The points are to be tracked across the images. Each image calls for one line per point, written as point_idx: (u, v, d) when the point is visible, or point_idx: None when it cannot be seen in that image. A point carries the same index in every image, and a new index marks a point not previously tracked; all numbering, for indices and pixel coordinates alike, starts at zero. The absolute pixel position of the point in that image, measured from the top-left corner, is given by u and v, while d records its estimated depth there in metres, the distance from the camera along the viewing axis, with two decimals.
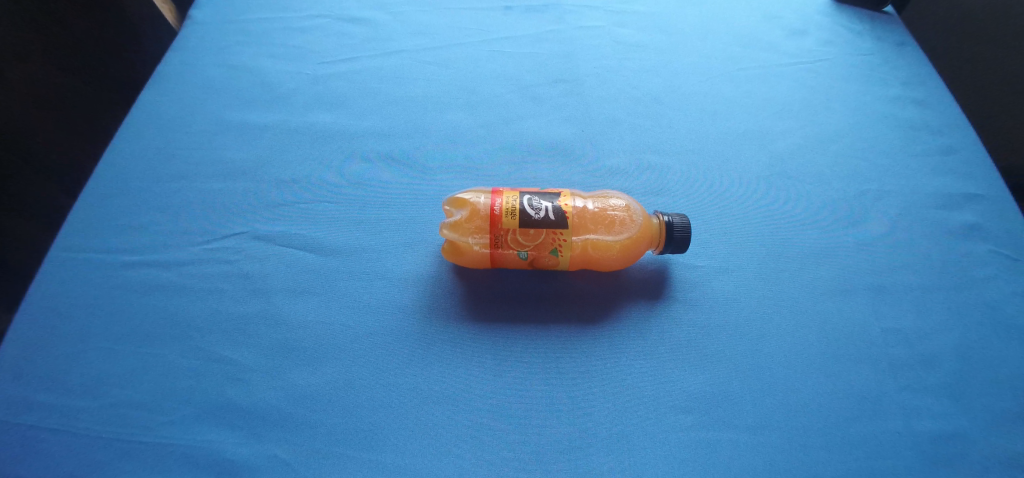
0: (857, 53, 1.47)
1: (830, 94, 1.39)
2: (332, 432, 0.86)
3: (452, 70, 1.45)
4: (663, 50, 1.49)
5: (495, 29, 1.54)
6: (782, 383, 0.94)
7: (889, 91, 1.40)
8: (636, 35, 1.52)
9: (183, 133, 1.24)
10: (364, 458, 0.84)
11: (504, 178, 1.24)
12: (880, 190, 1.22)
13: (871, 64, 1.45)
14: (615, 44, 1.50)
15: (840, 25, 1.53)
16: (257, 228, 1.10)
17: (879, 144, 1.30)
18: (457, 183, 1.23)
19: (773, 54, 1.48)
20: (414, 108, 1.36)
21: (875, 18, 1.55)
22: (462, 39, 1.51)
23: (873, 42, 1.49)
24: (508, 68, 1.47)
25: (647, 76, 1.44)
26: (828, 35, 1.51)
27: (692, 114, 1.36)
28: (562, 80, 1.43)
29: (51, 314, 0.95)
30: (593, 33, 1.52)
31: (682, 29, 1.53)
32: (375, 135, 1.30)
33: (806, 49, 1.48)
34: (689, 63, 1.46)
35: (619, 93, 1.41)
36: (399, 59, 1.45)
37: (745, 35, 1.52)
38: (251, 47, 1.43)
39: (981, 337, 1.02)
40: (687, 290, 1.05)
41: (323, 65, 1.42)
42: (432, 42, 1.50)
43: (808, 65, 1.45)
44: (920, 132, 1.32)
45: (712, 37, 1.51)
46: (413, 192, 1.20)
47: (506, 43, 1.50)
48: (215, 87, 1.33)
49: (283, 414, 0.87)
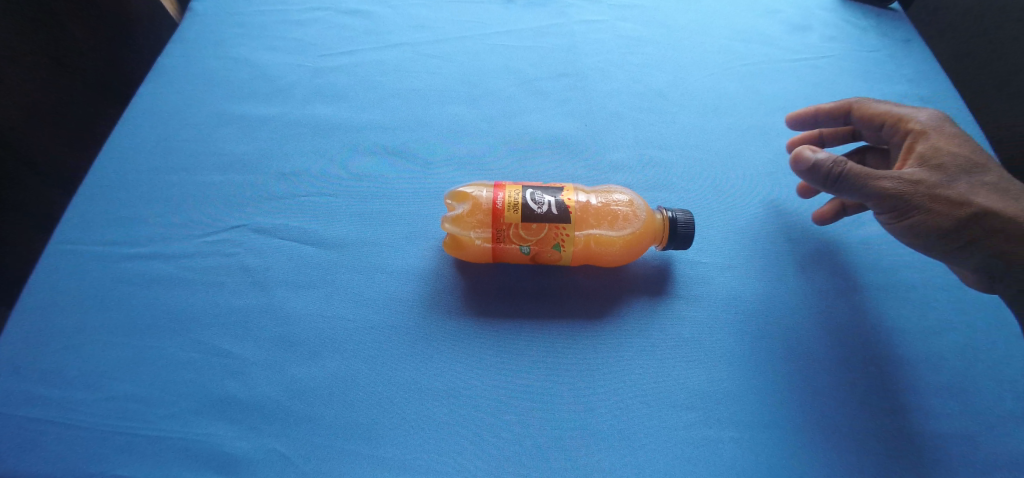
0: (862, 50, 1.45)
1: (834, 91, 1.38)
2: (331, 429, 0.86)
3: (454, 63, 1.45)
4: (666, 46, 1.48)
5: (497, 22, 1.53)
6: (783, 381, 0.94)
7: (894, 89, 1.38)
8: (638, 31, 1.51)
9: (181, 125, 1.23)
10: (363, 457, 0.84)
11: (507, 173, 1.24)
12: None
13: (877, 61, 1.44)
14: (616, 39, 1.49)
15: (845, 20, 1.51)
16: (259, 221, 1.10)
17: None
18: (457, 178, 1.23)
19: (776, 49, 1.46)
20: (414, 102, 1.36)
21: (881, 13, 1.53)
22: (465, 32, 1.51)
23: (878, 39, 1.48)
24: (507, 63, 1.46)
25: (649, 71, 1.44)
26: (832, 30, 1.50)
27: (696, 111, 1.36)
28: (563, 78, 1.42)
29: (51, 307, 0.95)
30: (595, 28, 1.51)
31: (685, 25, 1.51)
32: (376, 129, 1.29)
33: (810, 46, 1.47)
34: (691, 58, 1.45)
35: (621, 88, 1.40)
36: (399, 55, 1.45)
37: (748, 31, 1.50)
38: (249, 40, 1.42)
39: (985, 336, 1.01)
40: (690, 286, 1.05)
41: (324, 57, 1.41)
42: (434, 37, 1.50)
43: (812, 62, 1.44)
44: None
45: (716, 34, 1.50)
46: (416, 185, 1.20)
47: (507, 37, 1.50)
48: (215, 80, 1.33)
49: (283, 409, 0.88)
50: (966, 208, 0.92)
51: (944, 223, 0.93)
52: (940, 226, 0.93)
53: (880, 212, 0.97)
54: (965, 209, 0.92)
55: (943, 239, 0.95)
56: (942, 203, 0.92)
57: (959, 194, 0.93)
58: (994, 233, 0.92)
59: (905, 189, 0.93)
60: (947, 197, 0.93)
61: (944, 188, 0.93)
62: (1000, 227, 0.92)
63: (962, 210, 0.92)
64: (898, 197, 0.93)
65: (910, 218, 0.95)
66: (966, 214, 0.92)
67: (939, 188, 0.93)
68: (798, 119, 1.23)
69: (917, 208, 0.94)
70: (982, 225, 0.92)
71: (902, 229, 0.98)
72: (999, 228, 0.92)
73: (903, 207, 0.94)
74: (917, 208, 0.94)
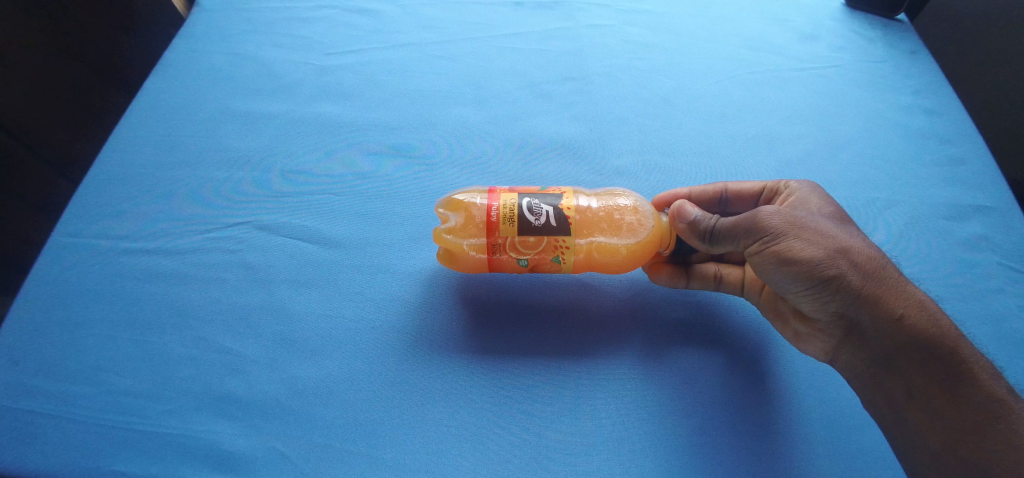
0: (922, 76, 1.10)
1: (852, 113, 1.05)
2: (91, 401, 0.71)
3: (372, 74, 1.08)
4: (677, 54, 1.13)
5: (465, 15, 1.16)
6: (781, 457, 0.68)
7: (919, 114, 1.05)
8: (648, 36, 1.16)
9: (77, 160, 1.14)
10: (113, 433, 0.69)
11: (380, 119, 1.01)
12: (880, 186, 0.95)
13: (918, 88, 1.09)
14: (614, 13, 1.18)
15: (851, 29, 1.18)
16: (107, 148, 0.94)
17: (888, 151, 1.00)
18: (317, 107, 1.02)
19: (781, 56, 1.13)
20: (297, 83, 1.05)
21: (886, 25, 1.18)
22: (400, 29, 1.14)
23: (903, 60, 1.13)
24: (509, 68, 1.10)
25: (648, 74, 1.09)
26: (842, 40, 1.16)
27: (651, 99, 1.05)
28: (502, 77, 1.07)
29: None
30: (598, 33, 1.15)
31: (702, 26, 1.18)
32: (250, 83, 1.05)
33: (853, 59, 1.12)
34: (701, 56, 1.12)
35: (600, 120, 1.02)
36: (306, 33, 1.12)
37: (788, 37, 1.16)
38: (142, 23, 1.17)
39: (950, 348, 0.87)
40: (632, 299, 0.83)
41: (218, 36, 1.11)
42: (360, 5, 1.17)
43: (825, 74, 1.10)
44: (927, 145, 1.00)
45: (740, 34, 1.17)
46: (284, 122, 1.00)
47: (508, 39, 1.13)
48: (121, 86, 1.19)
49: (39, 369, 0.74)
50: (822, 243, 0.64)
51: (812, 264, 0.63)
52: (806, 271, 0.64)
53: (729, 246, 0.70)
54: (826, 246, 0.64)
55: (803, 286, 0.65)
56: (805, 238, 0.64)
57: (821, 233, 0.65)
58: (852, 282, 0.63)
59: (777, 221, 0.65)
60: (810, 231, 0.65)
61: (805, 221, 0.66)
62: (865, 274, 0.63)
63: (823, 245, 0.64)
64: (746, 228, 0.67)
65: (719, 286, 0.81)
66: (828, 253, 0.63)
67: (801, 219, 0.65)
68: (666, 195, 0.85)
69: (773, 234, 0.65)
70: (851, 268, 0.63)
71: (766, 274, 0.68)
72: (861, 274, 0.63)
73: (761, 235, 0.66)
74: (778, 238, 0.65)
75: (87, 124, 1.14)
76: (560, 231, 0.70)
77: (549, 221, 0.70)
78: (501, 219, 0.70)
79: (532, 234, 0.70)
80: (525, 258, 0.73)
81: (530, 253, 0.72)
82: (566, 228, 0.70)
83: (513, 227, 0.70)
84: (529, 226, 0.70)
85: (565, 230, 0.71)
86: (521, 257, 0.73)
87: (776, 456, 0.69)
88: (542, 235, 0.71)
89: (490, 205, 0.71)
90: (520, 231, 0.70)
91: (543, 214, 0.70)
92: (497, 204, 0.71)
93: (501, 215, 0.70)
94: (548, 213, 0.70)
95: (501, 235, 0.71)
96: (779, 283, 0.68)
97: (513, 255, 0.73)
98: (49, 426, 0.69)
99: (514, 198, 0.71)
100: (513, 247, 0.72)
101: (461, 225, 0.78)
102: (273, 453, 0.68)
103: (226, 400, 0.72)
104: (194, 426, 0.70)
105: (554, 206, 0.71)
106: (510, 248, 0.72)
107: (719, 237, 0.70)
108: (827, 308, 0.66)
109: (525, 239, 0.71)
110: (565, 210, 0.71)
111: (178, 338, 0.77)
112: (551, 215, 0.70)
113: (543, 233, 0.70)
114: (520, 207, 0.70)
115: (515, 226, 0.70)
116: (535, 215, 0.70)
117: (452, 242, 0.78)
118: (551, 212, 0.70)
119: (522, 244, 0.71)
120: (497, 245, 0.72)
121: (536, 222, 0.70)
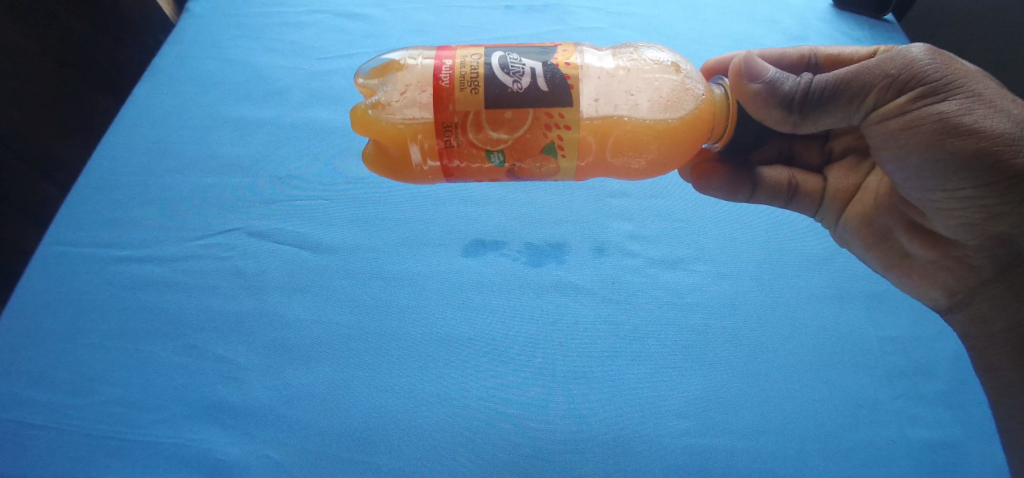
0: None
1: None
2: (83, 410, 0.71)
3: None
4: None
5: (456, 20, 1.16)
6: (754, 464, 0.68)
7: None
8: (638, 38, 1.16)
9: (67, 167, 1.12)
10: (104, 443, 0.68)
11: None
12: None
13: None
14: (605, 16, 1.19)
15: (840, 31, 1.19)
16: (97, 156, 0.93)
17: None
18: (308, 113, 1.02)
19: None
20: (287, 88, 1.05)
21: (871, 27, 1.20)
22: (390, 34, 1.14)
23: None
24: None
25: None
26: (831, 41, 1.17)
27: None
28: None
29: None
30: (586, 36, 1.15)
31: (693, 27, 1.18)
32: (241, 88, 1.04)
33: None
34: (693, 57, 1.13)
35: None
36: (297, 38, 1.12)
37: (778, 39, 1.17)
38: (126, 31, 1.18)
39: None
40: (626, 297, 0.81)
41: (208, 42, 1.11)
42: (350, 11, 1.17)
43: None
44: None
45: (731, 36, 1.17)
46: (276, 128, 0.99)
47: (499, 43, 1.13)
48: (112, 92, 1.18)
49: (30, 378, 0.73)
50: (1010, 114, 0.52)
51: (995, 136, 0.51)
52: (984, 146, 0.52)
53: (848, 109, 0.58)
54: (1014, 117, 0.52)
55: (969, 174, 0.53)
56: (988, 104, 0.52)
57: (1007, 101, 0.53)
58: None
59: (950, 72, 0.53)
60: (996, 98, 0.53)
61: (988, 84, 0.54)
62: None
63: (1012, 115, 0.52)
64: (897, 75, 0.55)
65: (790, 199, 0.78)
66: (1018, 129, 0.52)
67: (979, 79, 0.54)
68: (721, 59, 0.79)
69: (939, 88, 0.53)
70: None
71: (908, 148, 0.56)
72: None
73: (922, 86, 0.54)
74: (949, 94, 0.53)
75: (77, 129, 1.13)
76: (550, 97, 0.59)
77: (536, 83, 0.59)
78: (465, 84, 0.59)
79: (508, 104, 0.59)
80: (500, 141, 0.61)
81: (507, 139, 0.61)
82: (558, 91, 0.60)
83: (478, 96, 0.59)
84: (504, 91, 0.59)
85: (557, 95, 0.60)
86: (495, 140, 0.61)
87: (749, 461, 0.69)
88: (522, 107, 0.59)
89: (451, 65, 0.59)
90: (489, 101, 0.59)
91: (521, 76, 0.59)
92: (459, 65, 0.59)
93: (466, 80, 0.59)
94: (531, 74, 0.60)
95: (462, 106, 0.59)
96: (926, 172, 0.56)
97: (481, 139, 0.61)
98: (39, 437, 0.68)
99: (481, 58, 0.60)
100: (478, 132, 0.60)
101: (394, 101, 0.66)
102: (267, 460, 0.67)
103: (220, 409, 0.71)
104: (188, 435, 0.69)
105: (537, 67, 0.60)
106: (476, 129, 0.60)
107: (840, 94, 0.57)
108: (985, 212, 0.55)
109: (499, 112, 0.60)
110: (557, 67, 0.60)
111: (171, 346, 0.76)
112: (536, 76, 0.60)
113: (524, 100, 0.59)
114: (490, 67, 0.59)
115: (481, 94, 0.59)
116: (513, 77, 0.59)
117: (384, 125, 0.67)
118: (535, 72, 0.60)
119: (494, 125, 0.60)
120: (456, 121, 0.59)
121: (514, 86, 0.59)
